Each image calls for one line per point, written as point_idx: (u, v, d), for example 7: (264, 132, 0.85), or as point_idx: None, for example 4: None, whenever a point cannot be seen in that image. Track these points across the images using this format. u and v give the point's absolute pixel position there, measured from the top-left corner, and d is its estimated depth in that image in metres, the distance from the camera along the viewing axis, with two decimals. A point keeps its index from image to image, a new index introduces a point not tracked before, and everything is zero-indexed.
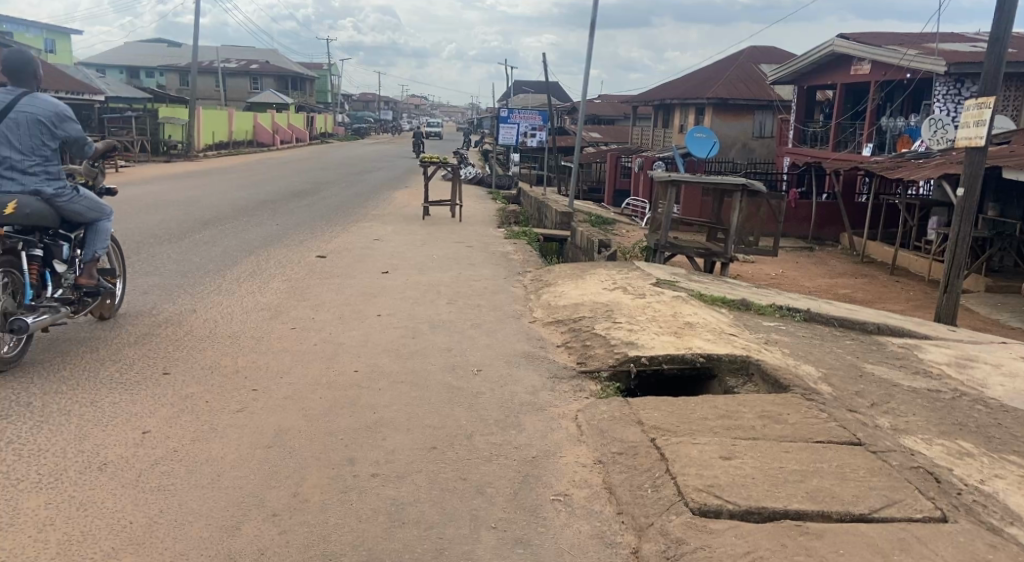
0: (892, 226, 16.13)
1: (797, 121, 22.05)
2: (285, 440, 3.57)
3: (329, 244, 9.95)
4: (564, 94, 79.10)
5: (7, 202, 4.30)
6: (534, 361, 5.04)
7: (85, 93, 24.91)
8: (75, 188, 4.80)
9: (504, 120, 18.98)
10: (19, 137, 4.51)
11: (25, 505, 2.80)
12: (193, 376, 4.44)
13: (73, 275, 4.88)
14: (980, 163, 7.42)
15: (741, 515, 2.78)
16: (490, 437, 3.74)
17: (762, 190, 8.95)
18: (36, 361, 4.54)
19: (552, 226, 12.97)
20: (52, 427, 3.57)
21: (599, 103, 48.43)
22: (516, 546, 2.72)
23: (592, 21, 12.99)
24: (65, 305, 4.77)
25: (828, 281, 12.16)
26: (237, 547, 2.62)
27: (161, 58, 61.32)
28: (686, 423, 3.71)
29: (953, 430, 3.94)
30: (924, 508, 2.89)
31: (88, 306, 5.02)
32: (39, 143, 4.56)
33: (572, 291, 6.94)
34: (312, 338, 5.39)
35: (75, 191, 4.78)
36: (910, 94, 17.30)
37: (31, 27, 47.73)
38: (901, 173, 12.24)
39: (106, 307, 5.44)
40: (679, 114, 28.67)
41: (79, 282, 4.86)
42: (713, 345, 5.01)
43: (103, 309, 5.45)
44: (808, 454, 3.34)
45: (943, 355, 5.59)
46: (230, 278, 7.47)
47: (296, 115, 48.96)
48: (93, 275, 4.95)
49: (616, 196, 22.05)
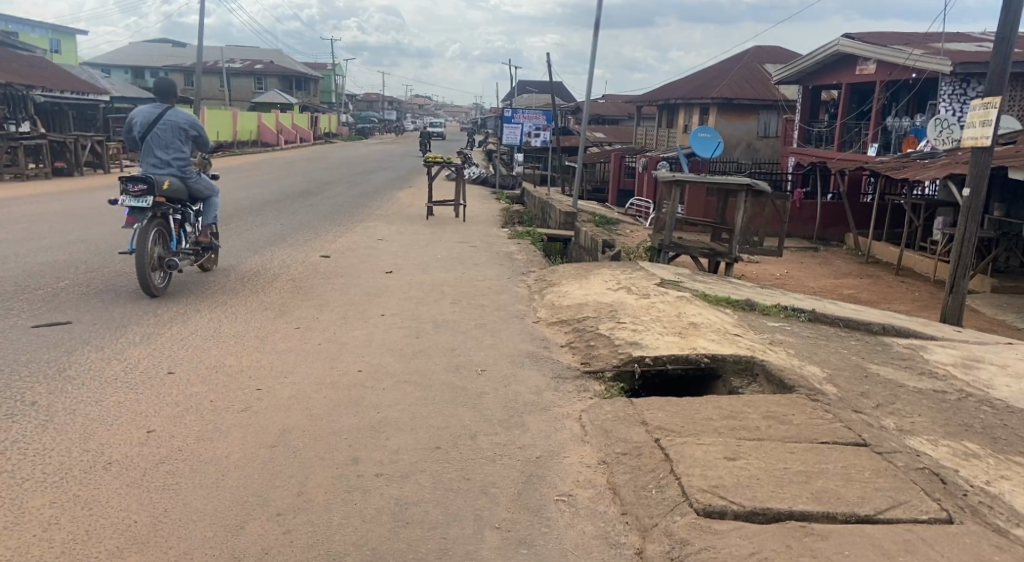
0: (897, 226, 16.07)
1: (802, 121, 21.99)
2: (290, 440, 3.57)
3: (334, 244, 9.96)
4: (568, 94, 79.01)
5: (163, 181, 6.45)
6: (538, 361, 5.04)
7: (91, 93, 25.00)
8: (198, 172, 7.01)
9: (508, 119, 18.96)
10: (164, 137, 6.70)
11: (30, 504, 2.81)
12: (198, 375, 4.45)
13: (196, 234, 7.07)
14: (986, 164, 7.38)
15: (746, 516, 2.77)
16: (494, 437, 3.73)
17: (767, 190, 8.92)
18: (172, 292, 6.62)
19: (557, 226, 12.95)
20: (57, 426, 3.58)
21: (603, 103, 48.37)
22: (520, 546, 2.71)
23: (596, 21, 12.97)
24: (192, 255, 6.92)
25: (833, 281, 12.11)
26: (242, 546, 2.62)
27: (167, 58, 61.55)
28: (692, 424, 3.70)
29: (959, 431, 3.93)
30: (930, 509, 2.88)
31: (203, 259, 7.14)
32: (177, 141, 6.76)
33: (577, 291, 6.93)
34: (317, 338, 5.40)
35: (197, 174, 6.99)
36: (916, 94, 17.23)
37: (36, 27, 47.89)
38: (907, 173, 12.20)
39: (210, 263, 7.59)
40: (683, 113, 28.62)
41: (200, 240, 7.05)
42: (718, 346, 5.00)
43: (208, 264, 7.56)
44: (814, 455, 3.33)
45: (949, 355, 5.57)
46: (234, 277, 7.47)
47: (300, 115, 49.03)
48: (209, 235, 7.15)
49: (620, 196, 22.02)
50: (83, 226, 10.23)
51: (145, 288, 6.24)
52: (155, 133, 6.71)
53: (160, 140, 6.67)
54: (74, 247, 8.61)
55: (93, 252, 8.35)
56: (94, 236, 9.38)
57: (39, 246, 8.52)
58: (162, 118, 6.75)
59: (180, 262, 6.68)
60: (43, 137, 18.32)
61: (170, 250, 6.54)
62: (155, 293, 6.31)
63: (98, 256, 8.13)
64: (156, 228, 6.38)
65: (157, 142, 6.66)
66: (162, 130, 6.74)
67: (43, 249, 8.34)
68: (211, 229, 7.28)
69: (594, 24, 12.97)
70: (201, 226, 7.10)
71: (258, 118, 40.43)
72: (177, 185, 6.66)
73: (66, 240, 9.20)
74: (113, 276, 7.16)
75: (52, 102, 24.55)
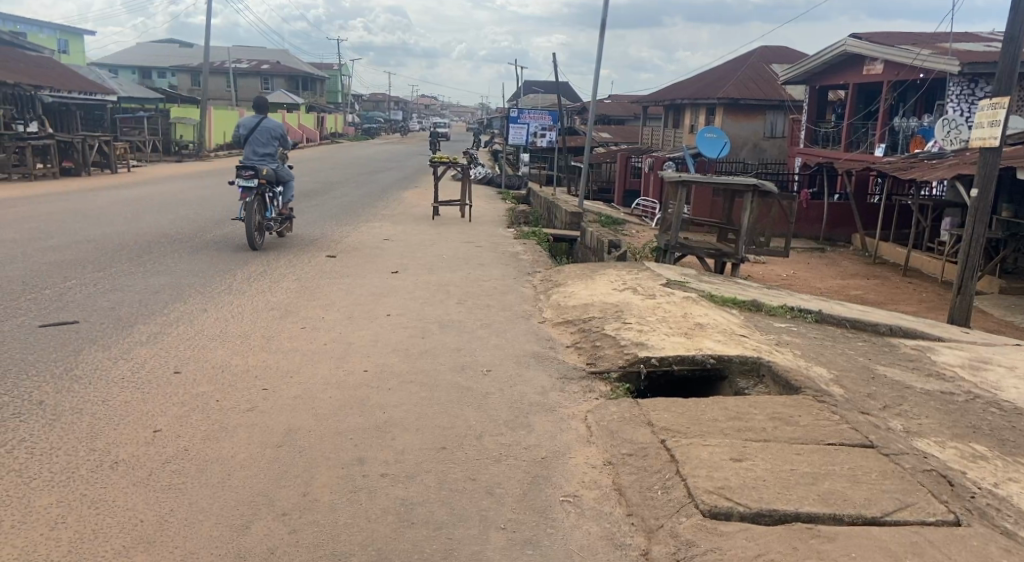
0: (905, 227, 15.98)
1: (809, 121, 21.90)
2: (296, 439, 3.58)
3: (340, 244, 9.99)
4: (574, 94, 78.95)
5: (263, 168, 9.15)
6: (544, 361, 5.04)
7: (98, 93, 25.11)
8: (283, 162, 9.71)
9: (514, 119, 18.96)
10: (261, 138, 9.40)
11: (37, 502, 2.82)
12: (205, 375, 4.46)
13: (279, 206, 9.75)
14: (994, 164, 7.33)
15: (752, 517, 2.75)
16: (500, 437, 3.73)
17: (773, 190, 8.88)
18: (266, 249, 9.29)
19: (562, 226, 12.94)
20: (64, 425, 3.60)
21: (609, 103, 48.33)
22: (525, 546, 2.71)
23: (603, 21, 12.95)
24: (278, 222, 9.63)
25: (840, 282, 12.06)
26: (248, 546, 2.62)
27: (174, 58, 61.78)
28: (697, 425, 3.69)
29: (967, 433, 3.90)
30: (937, 511, 2.86)
31: (283, 227, 9.82)
32: (270, 141, 9.47)
33: (583, 291, 6.94)
34: (323, 338, 5.41)
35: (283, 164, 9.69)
36: (923, 94, 17.13)
37: (44, 27, 48.17)
38: (915, 173, 12.13)
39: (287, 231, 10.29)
40: (689, 114, 28.54)
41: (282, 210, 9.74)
42: (724, 347, 4.99)
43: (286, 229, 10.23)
44: (821, 457, 3.31)
45: (957, 357, 5.54)
46: (241, 277, 7.49)
47: (306, 115, 49.16)
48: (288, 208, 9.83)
49: (626, 196, 21.98)
50: (90, 225, 10.26)
51: (251, 243, 8.95)
52: (255, 135, 9.42)
53: (258, 140, 9.36)
54: (81, 246, 8.65)
55: (100, 251, 8.38)
56: (101, 236, 9.40)
57: (47, 245, 8.57)
58: (259, 124, 9.42)
59: (271, 226, 9.39)
60: (51, 137, 18.41)
61: (266, 218, 9.23)
62: (257, 246, 9.02)
63: (106, 256, 8.14)
64: (258, 201, 9.07)
65: (257, 141, 9.37)
66: (259, 133, 9.45)
67: (51, 248, 8.38)
68: (289, 204, 9.94)
69: (600, 24, 12.94)
70: (284, 202, 9.76)
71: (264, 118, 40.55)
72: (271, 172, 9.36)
73: (73, 239, 9.23)
74: (119, 276, 7.17)
75: (60, 102, 24.68)
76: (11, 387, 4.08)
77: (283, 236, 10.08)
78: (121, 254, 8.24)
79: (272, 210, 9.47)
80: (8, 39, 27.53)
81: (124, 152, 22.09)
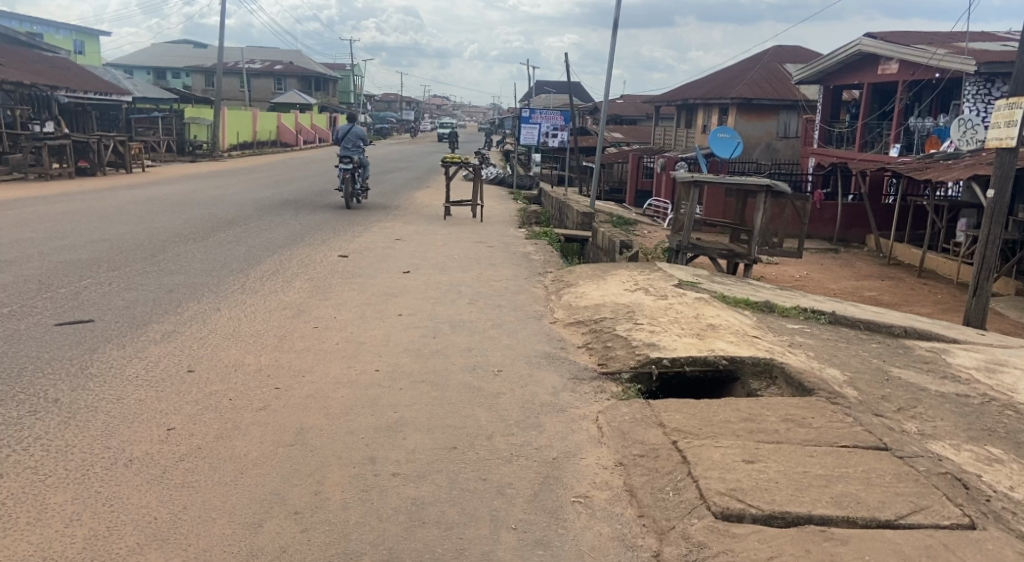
0: (920, 228, 15.80)
1: (823, 122, 21.73)
2: (308, 438, 3.60)
3: (352, 244, 10.02)
4: (587, 94, 78.77)
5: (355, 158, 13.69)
6: (555, 362, 5.04)
7: (114, 94, 25.31)
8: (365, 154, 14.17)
9: (525, 120, 18.95)
10: (352, 139, 13.87)
11: (53, 499, 2.85)
12: (218, 375, 4.48)
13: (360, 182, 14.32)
14: (1011, 164, 7.22)
15: (764, 520, 2.73)
16: (510, 437, 3.73)
17: (786, 190, 8.79)
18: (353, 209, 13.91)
19: (574, 226, 12.93)
20: (80, 423, 3.63)
21: (622, 103, 48.16)
22: (536, 546, 2.71)
23: (615, 20, 12.89)
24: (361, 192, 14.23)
25: (855, 283, 11.95)
26: (261, 544, 2.64)
27: (188, 59, 62.29)
28: (709, 426, 3.67)
29: (983, 436, 3.86)
30: (952, 515, 2.83)
31: (363, 195, 14.46)
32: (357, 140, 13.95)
33: (594, 291, 6.93)
34: (335, 337, 5.45)
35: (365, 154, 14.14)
36: (939, 94, 16.94)
37: (60, 29, 48.78)
38: (931, 174, 12.04)
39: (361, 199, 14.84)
40: (702, 114, 28.38)
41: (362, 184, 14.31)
42: (737, 348, 4.96)
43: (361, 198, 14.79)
44: (834, 459, 3.28)
45: (973, 359, 5.47)
46: (253, 277, 7.51)
47: (319, 115, 49.47)
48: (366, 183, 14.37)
49: (638, 196, 21.89)
50: (106, 225, 10.32)
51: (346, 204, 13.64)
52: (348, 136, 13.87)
53: (349, 139, 13.82)
54: (96, 246, 8.73)
55: (115, 251, 8.45)
56: (116, 236, 9.45)
57: (63, 245, 8.65)
58: (350, 128, 13.86)
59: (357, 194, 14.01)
60: (67, 137, 18.57)
61: (356, 190, 13.95)
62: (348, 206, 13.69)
63: (121, 256, 8.18)
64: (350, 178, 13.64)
65: (350, 140, 13.85)
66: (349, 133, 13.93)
67: (67, 248, 8.46)
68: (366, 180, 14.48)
69: (612, 24, 12.87)
70: (363, 178, 14.40)
71: (277, 118, 40.73)
72: (359, 158, 14.00)
73: (88, 239, 9.29)
74: (134, 276, 7.20)
75: (76, 102, 24.96)
76: (28, 385, 4.14)
77: (361, 202, 14.93)
78: (136, 254, 8.29)
79: (359, 183, 14.21)
80: (26, 40, 27.82)
81: (139, 152, 22.26)
